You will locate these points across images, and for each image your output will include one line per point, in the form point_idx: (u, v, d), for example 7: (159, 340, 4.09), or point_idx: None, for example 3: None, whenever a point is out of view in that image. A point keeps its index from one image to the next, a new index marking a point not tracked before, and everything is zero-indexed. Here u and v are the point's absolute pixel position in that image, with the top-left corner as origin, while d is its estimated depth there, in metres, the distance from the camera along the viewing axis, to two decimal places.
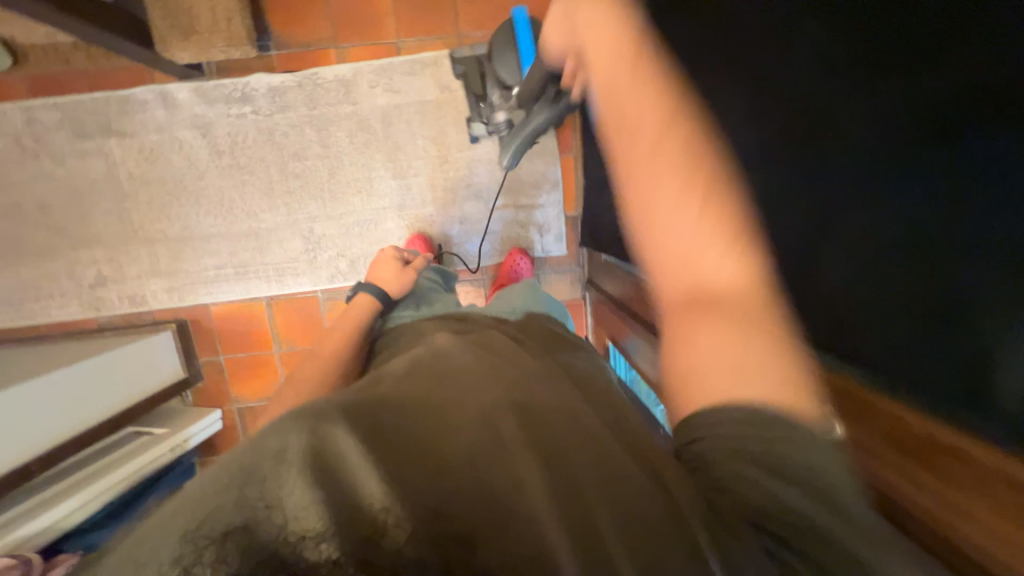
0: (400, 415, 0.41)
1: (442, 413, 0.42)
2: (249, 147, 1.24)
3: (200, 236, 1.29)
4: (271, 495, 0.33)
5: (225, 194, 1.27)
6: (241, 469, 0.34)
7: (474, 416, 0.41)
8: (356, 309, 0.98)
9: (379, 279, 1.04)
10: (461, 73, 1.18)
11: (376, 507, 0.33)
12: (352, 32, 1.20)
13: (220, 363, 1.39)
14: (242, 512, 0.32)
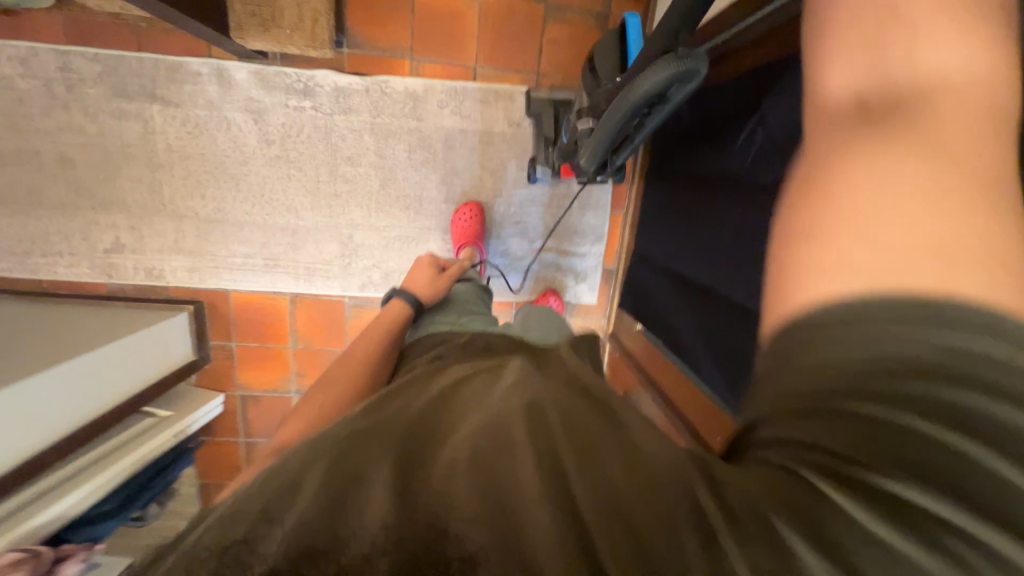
0: (430, 427, 0.39)
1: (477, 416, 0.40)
2: (302, 142, 1.19)
3: (233, 221, 1.24)
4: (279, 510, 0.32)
5: (267, 184, 1.22)
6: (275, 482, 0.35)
7: (502, 423, 0.38)
8: (390, 313, 0.88)
9: (414, 282, 0.95)
10: (532, 110, 1.17)
11: (396, 505, 0.31)
12: (431, 47, 1.16)
13: (231, 350, 1.35)
14: (249, 522, 0.32)
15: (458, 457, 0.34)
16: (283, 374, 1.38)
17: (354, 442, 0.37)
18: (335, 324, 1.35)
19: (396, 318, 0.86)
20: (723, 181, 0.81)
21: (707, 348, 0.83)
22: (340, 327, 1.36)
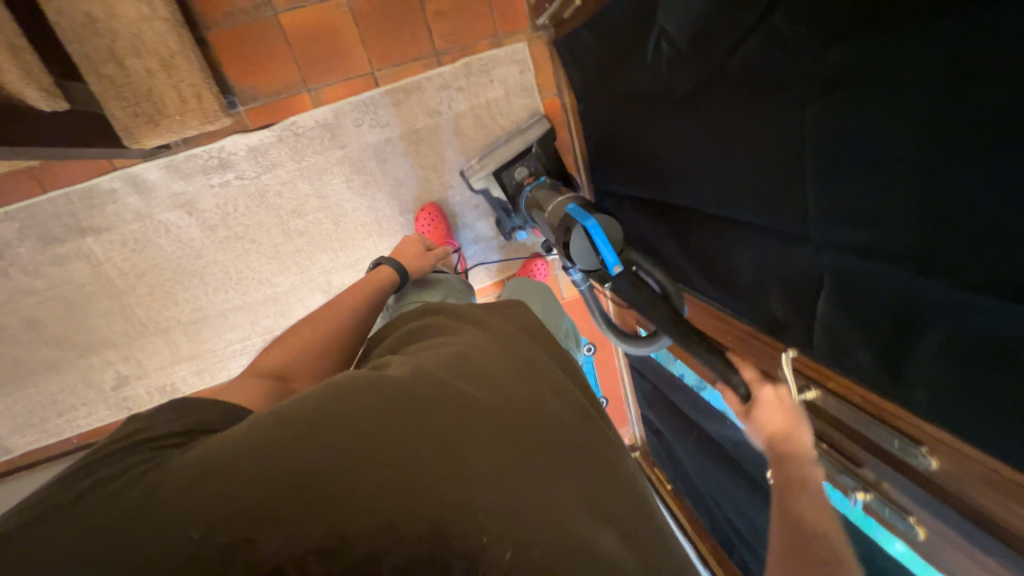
0: (416, 425, 0.43)
1: (448, 418, 0.45)
2: (241, 213, 1.17)
3: (215, 312, 1.25)
4: (279, 515, 0.37)
5: (230, 267, 1.21)
6: (263, 460, 0.39)
7: (474, 429, 0.45)
8: (380, 273, 0.89)
9: (401, 253, 0.97)
10: (477, 188, 1.16)
11: (373, 514, 0.38)
12: (321, 70, 1.11)
13: None
14: (249, 527, 0.36)
15: (431, 462, 0.41)
16: None
17: (336, 441, 0.41)
18: None
19: (382, 282, 0.88)
20: (647, 98, 0.81)
21: (693, 259, 0.86)
22: None
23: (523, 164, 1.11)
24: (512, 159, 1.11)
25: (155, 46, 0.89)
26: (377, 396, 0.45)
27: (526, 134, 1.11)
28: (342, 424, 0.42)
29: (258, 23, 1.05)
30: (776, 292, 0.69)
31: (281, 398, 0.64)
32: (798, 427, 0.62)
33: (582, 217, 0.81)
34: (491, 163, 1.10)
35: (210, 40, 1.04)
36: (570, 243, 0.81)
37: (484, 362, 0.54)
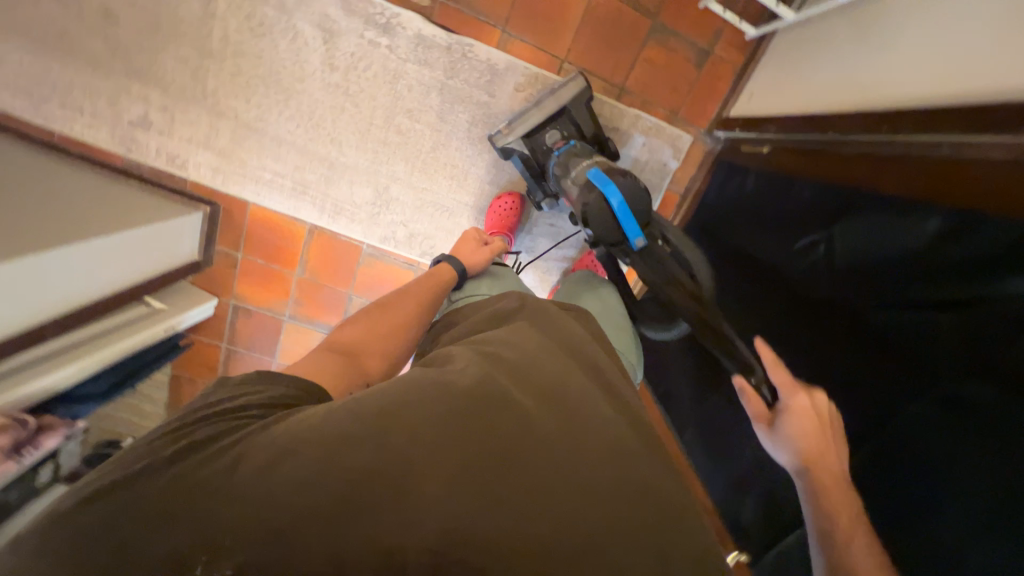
0: (484, 450, 0.46)
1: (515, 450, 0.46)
2: (365, 74, 1.13)
3: (273, 134, 1.19)
4: (308, 525, 0.40)
5: (318, 109, 1.17)
6: (329, 455, 0.43)
7: (540, 463, 0.46)
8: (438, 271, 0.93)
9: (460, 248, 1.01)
10: (505, 152, 1.10)
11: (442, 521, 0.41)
12: (526, 25, 1.11)
13: (236, 259, 1.34)
14: (269, 538, 0.39)
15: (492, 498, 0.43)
16: (282, 297, 1.40)
17: (400, 450, 0.44)
18: (346, 264, 1.36)
19: (441, 280, 0.91)
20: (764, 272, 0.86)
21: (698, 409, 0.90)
22: (350, 269, 1.37)
23: (555, 128, 1.05)
24: (545, 122, 1.04)
25: None
26: (443, 411, 0.47)
27: (559, 94, 1.03)
28: (394, 441, 0.45)
29: None
30: (780, 479, 0.76)
31: (343, 360, 0.69)
32: (831, 433, 0.65)
33: (604, 183, 0.84)
34: (523, 122, 1.03)
35: None
36: (592, 209, 0.85)
37: (559, 387, 0.55)
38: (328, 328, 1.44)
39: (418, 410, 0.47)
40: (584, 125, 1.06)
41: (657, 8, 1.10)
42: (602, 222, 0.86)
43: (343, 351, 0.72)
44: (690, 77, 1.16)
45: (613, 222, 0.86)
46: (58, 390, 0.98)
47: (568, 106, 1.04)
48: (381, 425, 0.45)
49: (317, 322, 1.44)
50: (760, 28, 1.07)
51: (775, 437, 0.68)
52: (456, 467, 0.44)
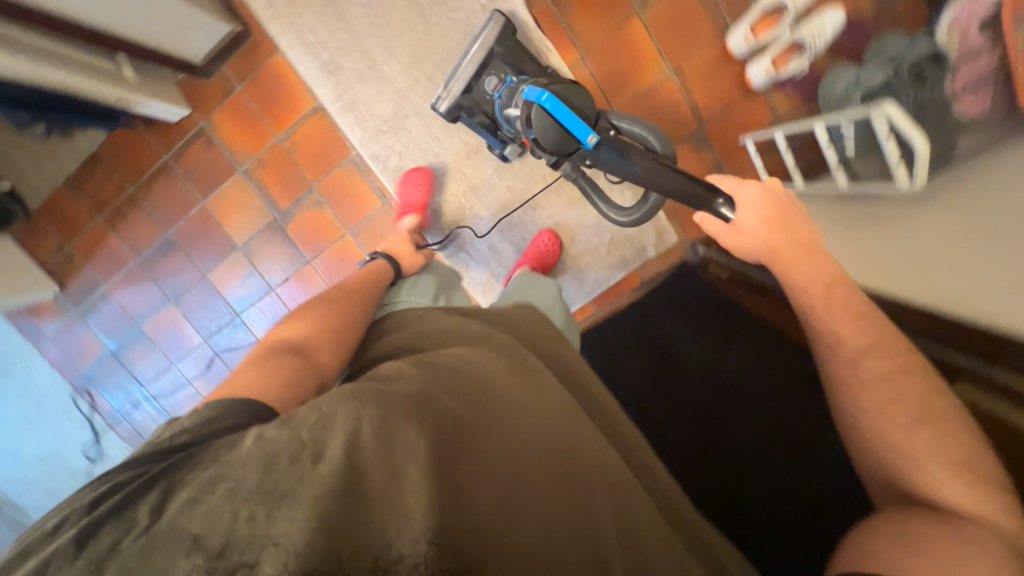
0: (444, 437, 0.45)
1: (485, 462, 0.46)
2: (450, 15, 1.18)
3: (341, 11, 1.21)
4: (335, 534, 0.38)
5: (391, 15, 1.20)
6: (269, 467, 0.41)
7: (507, 470, 0.46)
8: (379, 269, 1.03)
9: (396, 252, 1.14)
10: (453, 117, 1.13)
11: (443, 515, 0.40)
12: (601, 65, 1.19)
13: (231, 89, 1.30)
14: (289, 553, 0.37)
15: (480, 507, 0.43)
16: (249, 148, 1.34)
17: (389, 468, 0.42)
18: (325, 158, 1.33)
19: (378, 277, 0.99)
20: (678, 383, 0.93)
21: None
22: (326, 164, 1.33)
23: (491, 72, 1.05)
24: (479, 72, 1.06)
25: None
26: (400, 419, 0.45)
27: (484, 38, 1.04)
28: (351, 457, 0.41)
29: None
30: None
31: (294, 362, 0.67)
32: (786, 203, 0.73)
33: (536, 95, 0.84)
34: (461, 74, 1.06)
35: None
36: (534, 126, 0.85)
37: (504, 396, 0.53)
38: (270, 202, 1.38)
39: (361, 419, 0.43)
40: (523, 60, 1.06)
41: (708, 120, 1.20)
42: (550, 133, 0.85)
43: (294, 350, 0.71)
44: None
45: (558, 131, 0.84)
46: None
47: (493, 48, 1.04)
48: (320, 444, 0.42)
49: (265, 191, 1.38)
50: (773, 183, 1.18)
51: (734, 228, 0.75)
52: (434, 455, 0.43)
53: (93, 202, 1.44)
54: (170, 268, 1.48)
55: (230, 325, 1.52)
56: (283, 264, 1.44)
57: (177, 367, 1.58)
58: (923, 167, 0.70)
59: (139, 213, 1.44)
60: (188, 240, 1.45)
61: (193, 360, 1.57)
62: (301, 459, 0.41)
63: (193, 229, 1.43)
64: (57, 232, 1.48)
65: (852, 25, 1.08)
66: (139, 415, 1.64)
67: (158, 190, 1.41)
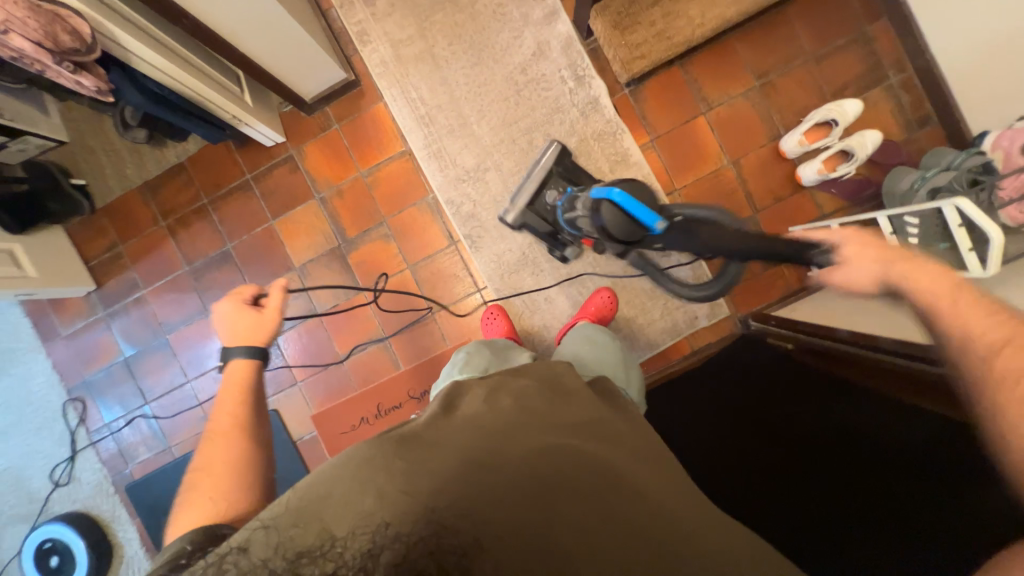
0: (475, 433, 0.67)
1: (516, 501, 0.57)
2: (541, 94, 1.35)
3: (445, 77, 1.38)
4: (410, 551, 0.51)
5: (489, 85, 1.37)
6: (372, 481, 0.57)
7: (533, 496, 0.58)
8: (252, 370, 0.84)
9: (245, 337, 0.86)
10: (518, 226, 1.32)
11: (436, 522, 0.53)
12: (668, 150, 1.35)
13: (328, 126, 1.42)
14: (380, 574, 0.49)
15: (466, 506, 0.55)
16: (331, 179, 1.42)
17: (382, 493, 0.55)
18: (402, 196, 1.41)
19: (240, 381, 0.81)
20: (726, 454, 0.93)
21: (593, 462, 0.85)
22: (402, 202, 1.41)
23: (552, 189, 1.28)
24: (541, 188, 1.29)
25: (675, 33, 1.16)
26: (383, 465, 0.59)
27: (545, 162, 1.28)
28: (407, 488, 0.56)
29: (692, 101, 1.33)
30: None
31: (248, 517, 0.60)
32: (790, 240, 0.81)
33: (605, 188, 0.87)
34: (524, 195, 1.28)
35: (671, 69, 1.33)
36: (603, 216, 0.91)
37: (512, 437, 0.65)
38: (338, 230, 1.42)
39: (412, 474, 0.57)
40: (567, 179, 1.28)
41: (760, 209, 1.33)
42: (614, 220, 0.91)
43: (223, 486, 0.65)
44: (753, 270, 1.34)
45: (624, 218, 0.90)
46: (128, 63, 0.93)
47: (551, 163, 1.29)
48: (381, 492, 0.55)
49: (335, 220, 1.43)
50: (821, 271, 1.27)
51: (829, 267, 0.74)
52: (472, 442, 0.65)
53: (160, 208, 1.47)
54: (216, 281, 1.46)
55: None
56: (335, 290, 1.43)
57: (190, 385, 1.48)
58: (997, 255, 0.78)
59: (203, 223, 1.46)
60: (244, 256, 1.45)
61: (211, 378, 1.48)
62: (370, 494, 0.55)
63: (253, 245, 1.45)
64: (113, 230, 1.48)
65: (889, 147, 1.25)
66: (130, 434, 1.49)
67: (229, 205, 1.45)
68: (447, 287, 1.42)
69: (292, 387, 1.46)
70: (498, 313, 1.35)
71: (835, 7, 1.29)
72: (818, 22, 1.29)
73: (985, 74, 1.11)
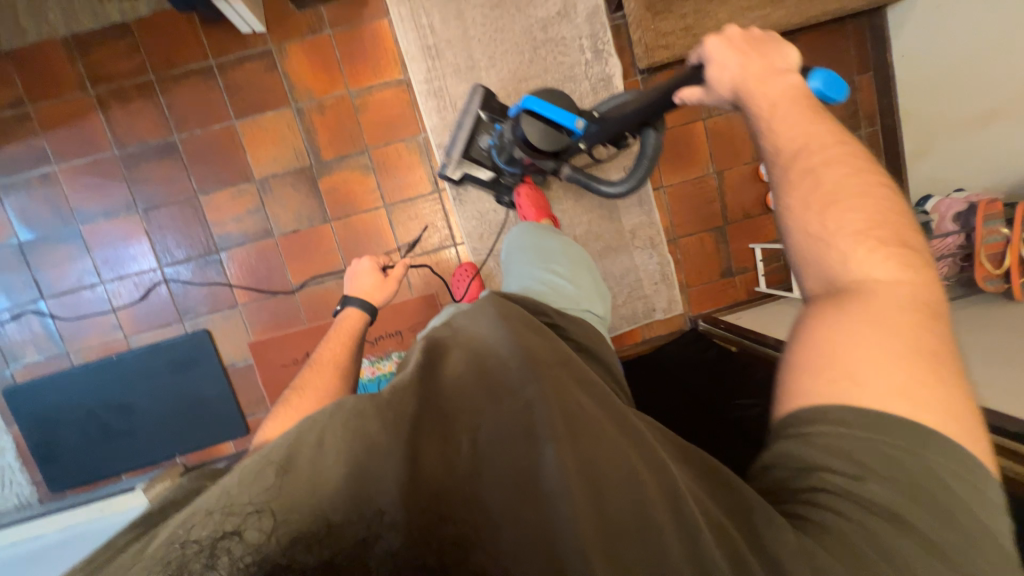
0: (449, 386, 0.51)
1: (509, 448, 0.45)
2: (557, 57, 1.31)
3: (461, 11, 1.27)
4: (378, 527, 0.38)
5: (507, 32, 1.29)
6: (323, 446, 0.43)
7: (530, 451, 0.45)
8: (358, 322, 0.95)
9: (374, 294, 1.02)
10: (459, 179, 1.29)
11: (426, 513, 0.40)
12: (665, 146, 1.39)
13: (319, 29, 1.25)
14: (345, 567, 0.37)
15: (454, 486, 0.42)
16: (313, 90, 1.27)
17: (354, 475, 0.41)
18: (390, 128, 1.31)
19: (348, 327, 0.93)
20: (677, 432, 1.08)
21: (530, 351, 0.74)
22: (389, 135, 1.31)
23: (484, 133, 1.23)
24: (472, 135, 1.24)
25: (701, 32, 1.18)
26: (349, 424, 0.45)
27: (469, 108, 1.22)
28: (366, 456, 0.42)
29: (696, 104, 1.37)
30: None
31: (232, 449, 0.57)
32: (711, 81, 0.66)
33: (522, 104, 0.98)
34: (457, 145, 1.24)
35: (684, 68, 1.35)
36: (528, 135, 0.99)
37: (501, 382, 0.51)
38: (313, 149, 1.29)
39: (374, 438, 0.44)
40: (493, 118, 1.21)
41: (730, 221, 1.43)
42: (539, 132, 0.99)
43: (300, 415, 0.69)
44: (712, 276, 1.45)
45: (547, 129, 0.99)
46: None
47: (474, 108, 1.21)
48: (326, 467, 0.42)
49: (311, 137, 1.29)
50: (768, 288, 1.41)
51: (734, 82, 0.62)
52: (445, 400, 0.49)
53: (89, 72, 1.22)
54: (153, 175, 1.26)
55: (201, 259, 1.30)
56: (298, 214, 1.31)
57: (103, 287, 1.29)
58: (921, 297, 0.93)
59: (145, 103, 1.24)
60: (194, 153, 1.26)
61: (132, 284, 1.30)
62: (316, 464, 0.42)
63: (206, 144, 1.26)
64: (20, 84, 1.21)
65: None
66: (16, 331, 1.28)
67: (183, 90, 1.24)
68: (422, 236, 1.36)
69: (232, 309, 1.33)
70: (470, 272, 1.32)
71: (837, 50, 1.38)
72: (819, 60, 1.38)
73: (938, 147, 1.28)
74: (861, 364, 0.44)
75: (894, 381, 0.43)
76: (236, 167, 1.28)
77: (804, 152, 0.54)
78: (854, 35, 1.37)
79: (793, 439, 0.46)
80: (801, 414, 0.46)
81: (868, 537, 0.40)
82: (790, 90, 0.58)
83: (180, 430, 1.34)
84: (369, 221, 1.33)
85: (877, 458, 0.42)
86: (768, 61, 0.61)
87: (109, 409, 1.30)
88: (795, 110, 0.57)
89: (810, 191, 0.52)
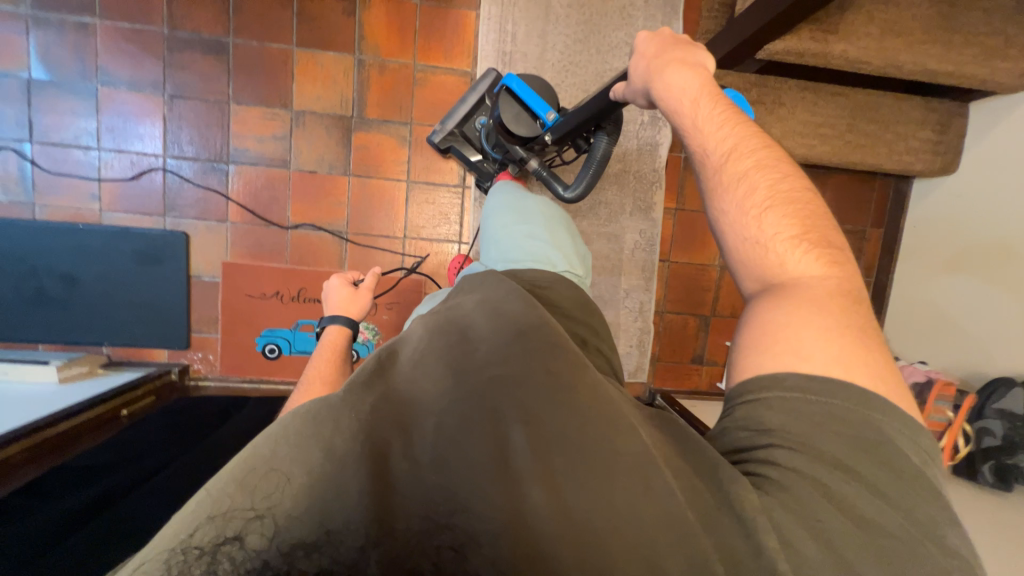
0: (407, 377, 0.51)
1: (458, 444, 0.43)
2: None
3: (545, 32, 1.31)
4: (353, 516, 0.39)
5: (580, 68, 1.33)
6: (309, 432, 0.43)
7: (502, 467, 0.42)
8: (342, 338, 0.91)
9: (346, 308, 0.96)
10: (444, 149, 1.30)
11: (424, 519, 0.40)
12: (683, 225, 1.44)
13: None
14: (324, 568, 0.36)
15: (442, 500, 0.41)
16: (380, 48, 1.27)
17: (325, 486, 0.40)
18: (440, 112, 1.31)
19: (335, 344, 0.89)
20: None
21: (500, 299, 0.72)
22: (436, 118, 1.31)
23: (479, 114, 1.23)
24: (471, 112, 1.24)
25: None
26: (305, 432, 0.43)
27: (477, 87, 1.22)
28: (337, 443, 0.42)
29: None
30: None
31: None
32: (653, 72, 0.70)
33: (506, 81, 1.06)
34: (452, 122, 1.24)
35: None
36: (503, 115, 1.06)
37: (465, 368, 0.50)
38: (359, 103, 1.28)
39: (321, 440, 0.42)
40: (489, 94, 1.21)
41: (717, 315, 1.49)
42: (515, 116, 1.06)
43: None
44: (683, 359, 1.50)
45: (524, 113, 1.06)
46: None
47: (482, 91, 1.22)
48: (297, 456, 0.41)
49: (362, 90, 1.28)
50: None
51: (658, 76, 0.69)
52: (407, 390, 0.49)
53: None
54: (193, 67, 1.23)
55: (207, 163, 1.27)
56: (321, 156, 1.29)
57: (98, 153, 1.23)
58: None
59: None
60: (240, 61, 1.24)
61: (129, 161, 1.25)
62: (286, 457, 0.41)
63: (256, 58, 1.24)
64: None
65: None
66: None
67: None
68: (431, 223, 1.36)
69: (219, 223, 1.29)
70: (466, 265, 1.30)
71: (861, 199, 1.47)
72: (842, 202, 1.47)
73: (916, 316, 1.38)
74: (806, 340, 0.49)
75: (830, 349, 0.48)
76: (275, 89, 1.26)
77: (734, 157, 0.60)
78: (879, 191, 1.47)
79: (750, 402, 0.49)
80: (760, 379, 0.49)
81: (824, 490, 0.42)
82: (707, 84, 0.65)
83: (121, 321, 1.28)
84: (386, 191, 1.33)
85: (822, 417, 0.45)
86: (683, 57, 0.69)
87: (55, 277, 1.24)
88: (714, 107, 0.64)
89: (745, 199, 0.58)
